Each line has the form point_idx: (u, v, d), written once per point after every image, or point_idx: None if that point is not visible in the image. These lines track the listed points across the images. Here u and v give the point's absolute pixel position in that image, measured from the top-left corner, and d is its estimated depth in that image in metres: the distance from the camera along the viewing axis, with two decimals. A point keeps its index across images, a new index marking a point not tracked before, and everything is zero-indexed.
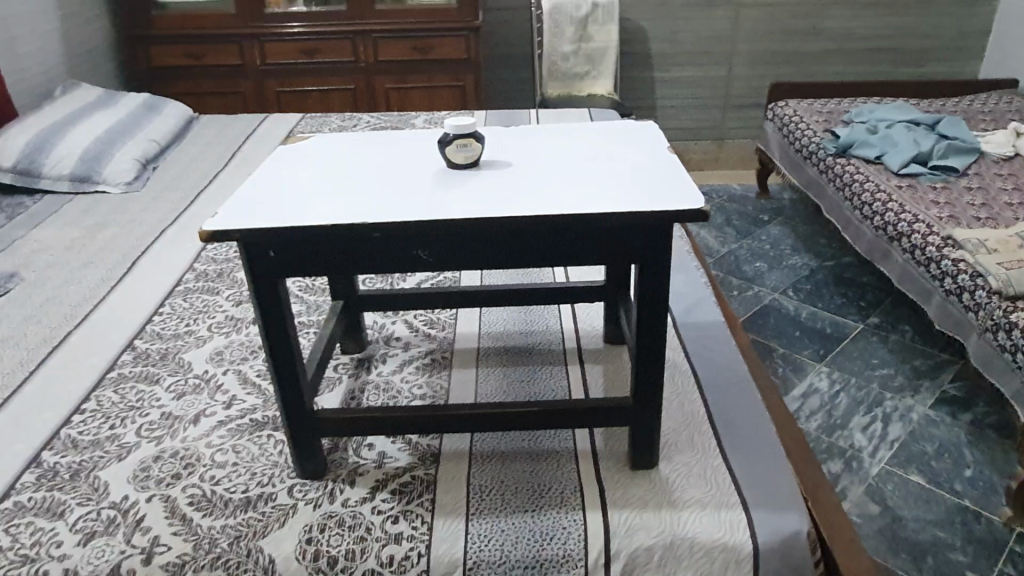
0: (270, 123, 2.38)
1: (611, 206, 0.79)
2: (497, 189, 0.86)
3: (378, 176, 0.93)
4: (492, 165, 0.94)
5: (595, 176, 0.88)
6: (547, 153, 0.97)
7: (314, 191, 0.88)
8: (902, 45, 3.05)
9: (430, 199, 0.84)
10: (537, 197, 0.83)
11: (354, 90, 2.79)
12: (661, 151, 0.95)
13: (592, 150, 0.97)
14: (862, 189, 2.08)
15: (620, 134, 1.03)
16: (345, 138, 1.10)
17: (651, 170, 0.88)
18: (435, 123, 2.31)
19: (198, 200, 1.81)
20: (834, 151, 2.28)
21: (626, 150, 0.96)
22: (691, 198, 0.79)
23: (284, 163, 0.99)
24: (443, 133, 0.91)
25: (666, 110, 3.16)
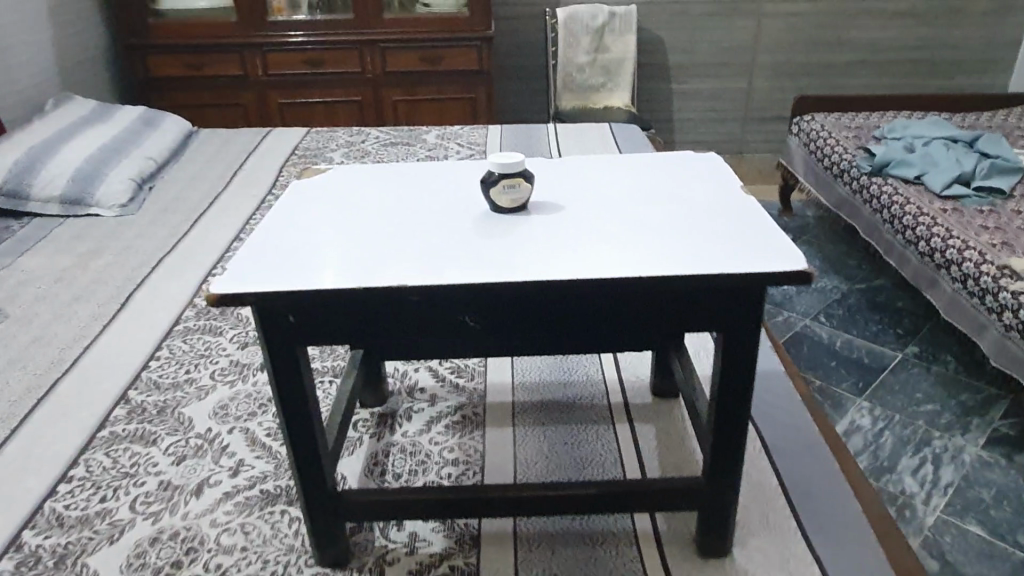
0: (274, 138, 2.25)
1: (693, 265, 0.67)
2: (553, 240, 0.74)
3: (411, 220, 0.80)
4: (542, 209, 0.82)
5: (666, 222, 0.76)
6: (604, 193, 0.85)
7: (338, 240, 0.76)
8: (929, 57, 2.95)
9: (475, 253, 0.71)
10: (602, 251, 0.71)
11: (360, 103, 2.67)
12: (736, 191, 0.82)
13: (655, 189, 0.85)
14: (903, 212, 1.97)
15: (682, 167, 0.91)
16: (368, 169, 0.97)
17: (731, 217, 0.76)
18: (449, 139, 2.19)
19: (199, 225, 1.68)
20: (870, 170, 2.17)
21: (695, 188, 0.84)
22: (790, 255, 0.67)
23: (301, 200, 0.87)
24: (487, 172, 0.79)
25: (684, 123, 3.05)
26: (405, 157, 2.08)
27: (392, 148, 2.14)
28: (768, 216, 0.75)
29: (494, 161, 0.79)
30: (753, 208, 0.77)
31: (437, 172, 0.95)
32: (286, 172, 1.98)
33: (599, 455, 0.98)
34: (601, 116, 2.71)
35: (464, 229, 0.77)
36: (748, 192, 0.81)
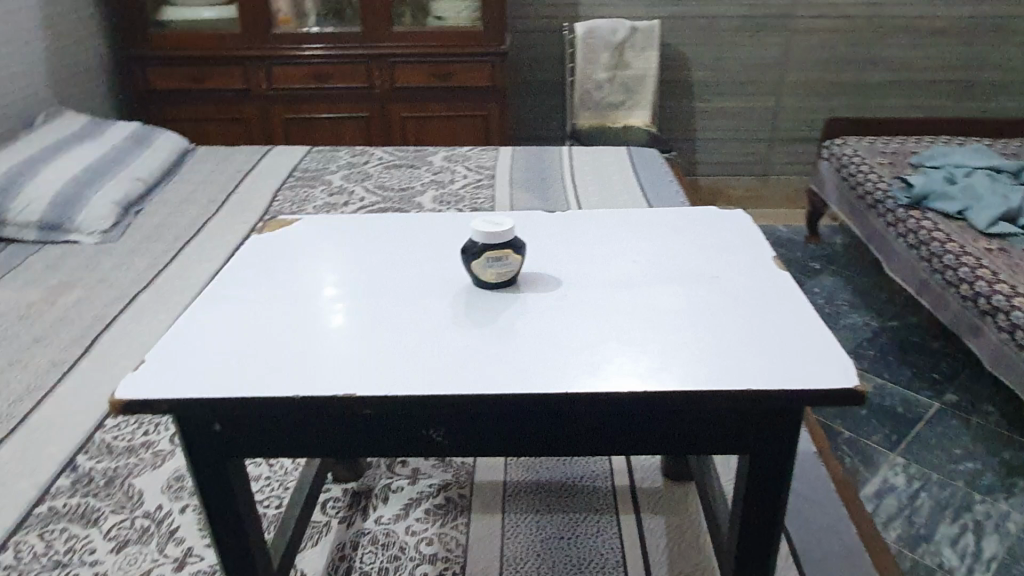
0: (271, 157, 2.14)
1: (714, 376, 0.54)
2: (542, 331, 0.62)
3: (376, 297, 0.68)
4: (531, 284, 0.69)
5: (681, 311, 0.64)
6: (608, 266, 0.72)
7: (283, 323, 0.64)
8: (970, 78, 2.77)
9: (448, 347, 0.60)
10: (604, 351, 0.58)
11: (368, 119, 2.56)
12: (769, 272, 0.70)
13: (669, 265, 0.72)
14: (944, 250, 1.81)
15: (703, 234, 0.79)
16: (332, 224, 0.85)
17: (763, 309, 0.64)
18: (456, 162, 2.07)
19: (181, 256, 1.58)
20: (907, 202, 2.01)
21: (718, 267, 0.71)
22: (841, 369, 0.54)
23: (246, 268, 0.75)
24: (469, 242, 0.67)
25: (707, 143, 2.90)
26: (408, 180, 1.96)
27: (395, 170, 2.02)
28: (811, 310, 0.63)
29: (479, 226, 0.67)
30: (792, 300, 0.65)
31: (419, 231, 0.83)
32: (281, 197, 1.87)
33: (599, 556, 0.85)
34: (620, 135, 2.57)
35: (436, 313, 0.65)
36: (784, 276, 0.69)
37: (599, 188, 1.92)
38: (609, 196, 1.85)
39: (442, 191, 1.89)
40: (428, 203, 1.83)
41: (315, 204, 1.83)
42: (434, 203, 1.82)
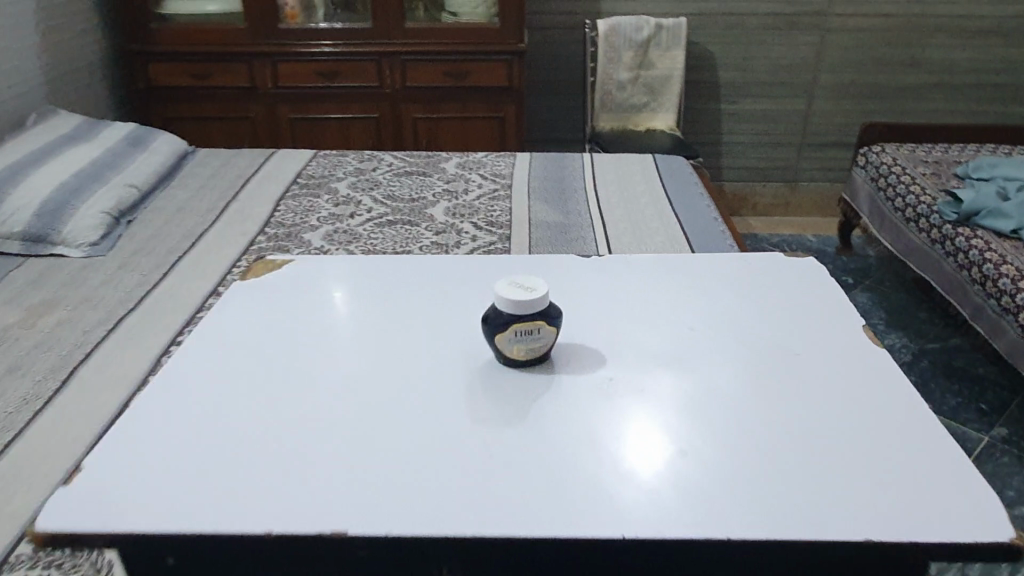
0: (274, 160, 2.02)
1: (860, 521, 0.57)
2: (680, 445, 0.64)
3: (486, 390, 0.70)
4: (646, 382, 0.71)
5: (807, 428, 0.66)
6: (717, 363, 0.74)
7: (411, 428, 0.66)
8: (1015, 82, 2.62)
9: (588, 465, 0.61)
10: (733, 478, 0.60)
11: (377, 120, 2.43)
12: (883, 379, 0.73)
13: (778, 365, 0.74)
14: (998, 273, 1.66)
15: (802, 326, 0.81)
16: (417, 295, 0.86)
17: (889, 430, 0.66)
18: (470, 169, 1.94)
19: (174, 272, 1.46)
20: (955, 218, 1.86)
21: (830, 370, 0.74)
22: (987, 516, 0.58)
23: (347, 351, 0.76)
24: (498, 313, 0.70)
25: (733, 147, 2.76)
26: (419, 189, 1.83)
27: (405, 178, 1.89)
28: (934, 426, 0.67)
29: (509, 296, 0.70)
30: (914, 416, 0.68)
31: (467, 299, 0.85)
32: (283, 206, 1.75)
33: None
34: (642, 138, 2.43)
35: (553, 414, 0.67)
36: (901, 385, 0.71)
37: (623, 199, 1.77)
38: (635, 207, 1.71)
39: (455, 202, 1.76)
40: (439, 215, 1.70)
41: (319, 215, 1.70)
42: (446, 216, 1.69)
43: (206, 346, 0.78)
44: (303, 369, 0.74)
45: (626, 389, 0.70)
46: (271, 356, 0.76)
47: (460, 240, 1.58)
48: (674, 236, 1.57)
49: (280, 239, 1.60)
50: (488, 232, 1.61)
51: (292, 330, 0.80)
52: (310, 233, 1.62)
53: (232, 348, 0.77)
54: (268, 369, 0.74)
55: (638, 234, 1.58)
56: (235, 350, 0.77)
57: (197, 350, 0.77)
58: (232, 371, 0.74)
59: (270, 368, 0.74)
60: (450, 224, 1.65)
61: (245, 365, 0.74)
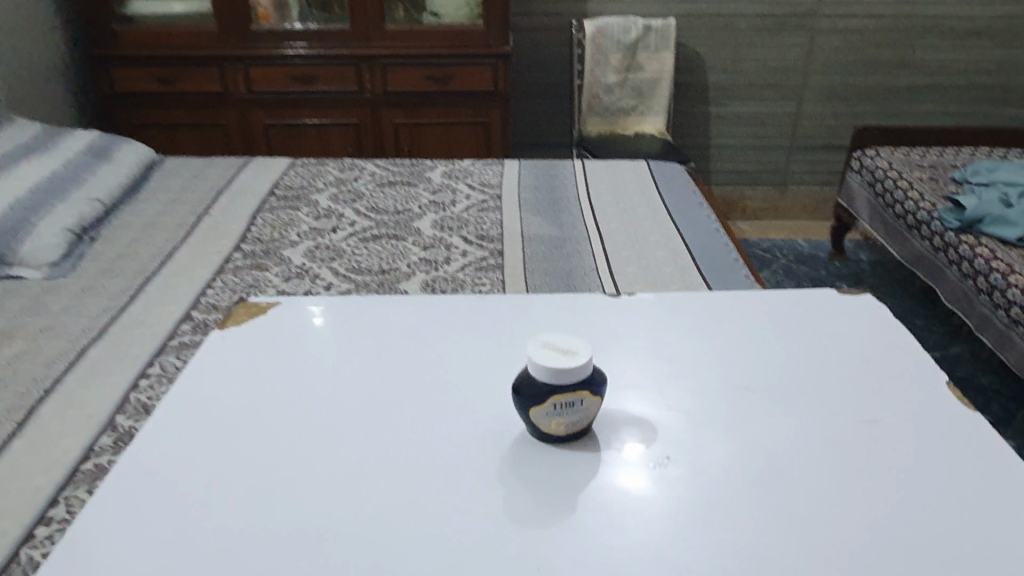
0: (249, 171, 1.91)
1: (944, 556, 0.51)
2: (754, 542, 0.52)
3: (520, 481, 0.58)
4: (704, 457, 0.59)
5: (905, 510, 0.54)
6: (782, 425, 0.62)
7: (423, 532, 0.54)
8: (1005, 83, 2.59)
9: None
10: (796, 515, 0.54)
11: (357, 126, 2.33)
12: (981, 441, 0.61)
13: (855, 424, 0.62)
14: (1006, 283, 1.61)
15: (875, 371, 0.69)
16: (420, 352, 0.74)
17: (1003, 509, 0.54)
18: (457, 178, 1.85)
19: (141, 294, 1.36)
20: (957, 226, 1.81)
21: (917, 428, 0.62)
22: None
23: (340, 428, 0.65)
24: (536, 381, 0.59)
25: (722, 151, 2.70)
26: (404, 201, 1.73)
27: (389, 188, 1.80)
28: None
29: (551, 361, 0.58)
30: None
31: (476, 331, 0.78)
32: (260, 220, 1.64)
33: None
34: (631, 143, 2.36)
35: (605, 511, 0.55)
36: (997, 443, 0.60)
37: (619, 209, 1.69)
38: (633, 218, 1.64)
39: (443, 214, 1.67)
40: (427, 228, 1.61)
41: (299, 229, 1.60)
42: (433, 229, 1.60)
43: (178, 424, 0.66)
44: (289, 455, 0.62)
45: (682, 469, 0.58)
46: (252, 438, 0.64)
47: (450, 256, 1.48)
48: (675, 248, 1.48)
49: (258, 257, 1.49)
50: (479, 247, 1.52)
51: (277, 403, 0.68)
52: (290, 249, 1.52)
53: (207, 427, 0.66)
54: (249, 455, 0.62)
55: (638, 247, 1.50)
56: (211, 430, 0.66)
57: (167, 430, 0.66)
58: (207, 460, 0.62)
59: (251, 454, 0.62)
60: (439, 238, 1.56)
61: (221, 452, 0.63)
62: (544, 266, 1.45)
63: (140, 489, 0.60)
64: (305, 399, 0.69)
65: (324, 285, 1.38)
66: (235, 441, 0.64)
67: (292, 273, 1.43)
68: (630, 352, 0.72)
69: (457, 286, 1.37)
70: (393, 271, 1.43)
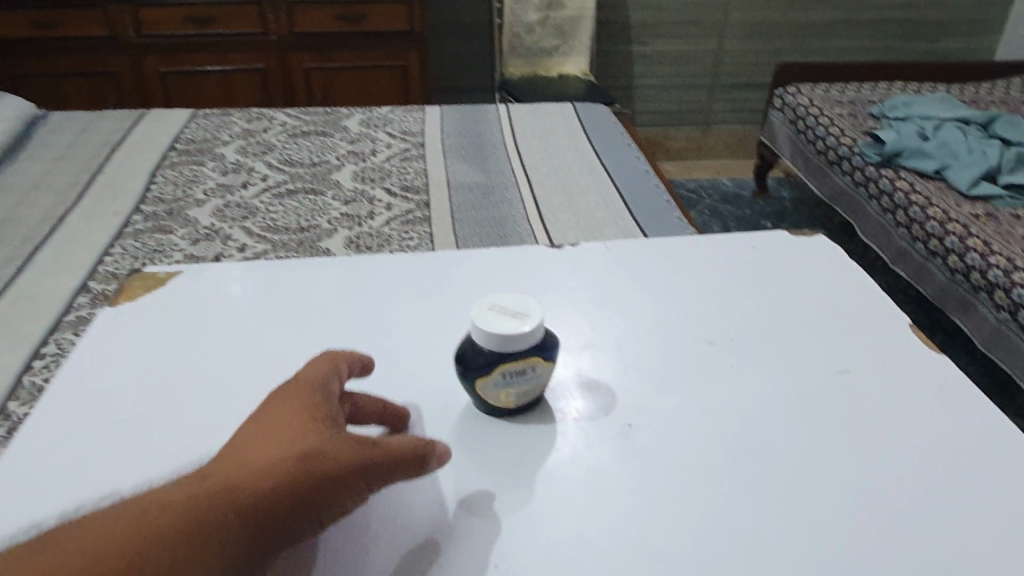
0: (144, 123, 1.74)
1: (914, 510, 0.49)
2: (737, 511, 0.49)
3: (474, 464, 0.53)
4: (671, 421, 0.55)
5: (871, 463, 0.52)
6: (748, 381, 0.59)
7: (375, 526, 0.49)
8: (917, 17, 2.63)
9: (631, 566, 0.45)
10: (761, 479, 0.51)
11: (264, 72, 2.17)
12: (942, 382, 0.59)
13: (813, 373, 0.60)
14: (925, 215, 1.64)
15: (832, 318, 0.67)
16: (351, 320, 0.68)
17: (966, 453, 0.53)
18: (375, 126, 1.74)
19: (29, 264, 1.22)
20: (878, 161, 1.83)
21: (887, 376, 0.60)
22: None
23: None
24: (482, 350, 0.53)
25: (645, 90, 2.66)
26: (320, 151, 1.62)
27: (302, 139, 1.67)
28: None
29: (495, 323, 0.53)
30: (1011, 435, 0.54)
31: (409, 293, 0.71)
32: (161, 178, 1.50)
33: None
34: (555, 85, 2.29)
35: (572, 491, 0.50)
36: (953, 383, 0.59)
37: (548, 154, 1.63)
38: (563, 162, 1.58)
39: (362, 164, 1.57)
40: (346, 180, 1.51)
41: (205, 187, 1.48)
42: (354, 181, 1.50)
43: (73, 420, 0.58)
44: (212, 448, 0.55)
45: (649, 436, 0.54)
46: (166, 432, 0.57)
47: (373, 210, 1.40)
48: (606, 192, 1.44)
49: (160, 219, 1.37)
50: (403, 199, 1.44)
51: (192, 392, 0.61)
52: (196, 209, 1.40)
53: (110, 424, 0.58)
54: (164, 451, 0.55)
55: (569, 193, 1.45)
56: (114, 426, 0.58)
57: (59, 430, 0.58)
58: (111, 464, 0.55)
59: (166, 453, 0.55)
60: (360, 191, 1.46)
61: (129, 452, 0.55)
62: (473, 216, 1.38)
63: (32, 502, 0.52)
64: (226, 386, 0.62)
65: (238, 246, 1.28)
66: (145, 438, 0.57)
67: (200, 234, 1.32)
68: (577, 309, 0.68)
69: (383, 242, 1.29)
70: (312, 228, 1.34)
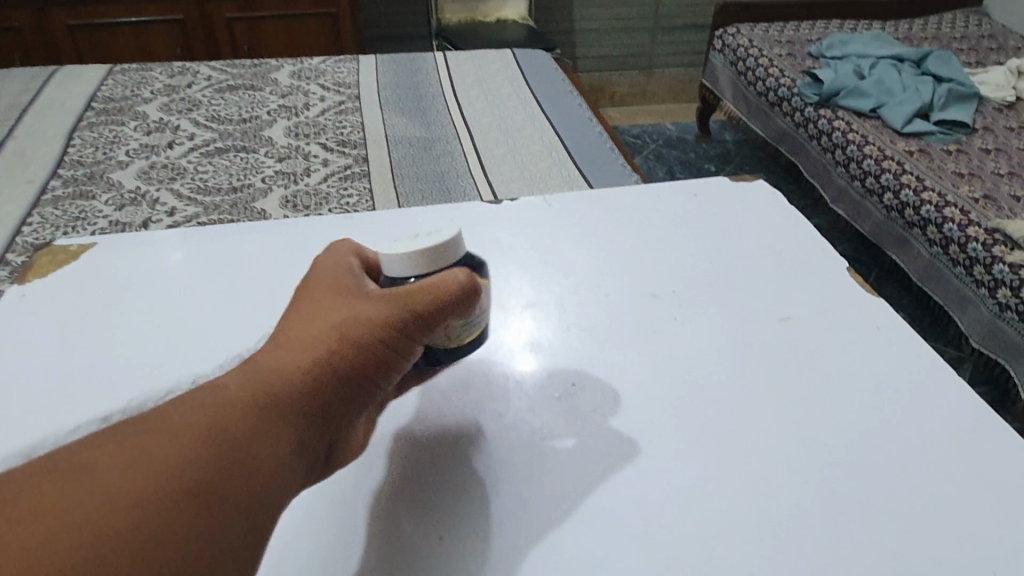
0: (55, 82, 1.63)
1: (858, 457, 0.49)
2: (680, 465, 0.49)
3: (415, 420, 0.53)
4: (616, 378, 0.55)
5: (813, 410, 0.53)
6: (692, 335, 0.59)
7: (336, 495, 0.48)
8: None
9: (581, 531, 0.45)
10: (706, 433, 0.51)
11: (184, 22, 2.06)
12: (881, 324, 0.60)
13: (761, 323, 0.60)
14: (861, 154, 1.66)
15: (773, 265, 0.67)
16: (284, 292, 0.65)
17: (906, 395, 0.54)
18: (307, 79, 1.66)
19: None
20: (816, 101, 1.83)
21: (827, 322, 0.60)
22: (968, 408, 0.53)
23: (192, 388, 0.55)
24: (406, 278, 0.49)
25: (586, 35, 2.62)
26: (249, 106, 1.55)
27: (229, 94, 1.59)
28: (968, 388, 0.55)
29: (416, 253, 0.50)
30: (944, 375, 0.55)
31: None
32: (78, 139, 1.42)
33: None
34: (493, 30, 2.23)
35: (522, 460, 0.49)
36: (889, 321, 0.60)
37: (488, 103, 1.58)
38: (504, 112, 1.54)
39: (295, 119, 1.51)
40: (279, 136, 1.44)
41: (127, 147, 1.40)
42: (287, 137, 1.44)
43: None
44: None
45: (594, 394, 0.54)
46: (79, 412, 0.54)
47: (309, 166, 1.35)
48: (550, 142, 1.41)
49: (80, 183, 1.29)
50: (340, 154, 1.39)
51: (110, 368, 0.58)
52: (118, 172, 1.33)
53: (15, 408, 0.54)
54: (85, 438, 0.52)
55: (512, 144, 1.42)
56: (20, 408, 0.54)
57: None
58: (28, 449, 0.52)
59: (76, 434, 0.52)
60: (294, 148, 1.41)
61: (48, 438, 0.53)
62: (414, 170, 1.34)
63: None
64: (145, 364, 0.58)
65: (166, 210, 1.22)
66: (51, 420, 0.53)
67: (125, 199, 1.25)
68: (517, 267, 0.66)
69: (322, 200, 1.25)
70: (246, 188, 1.28)
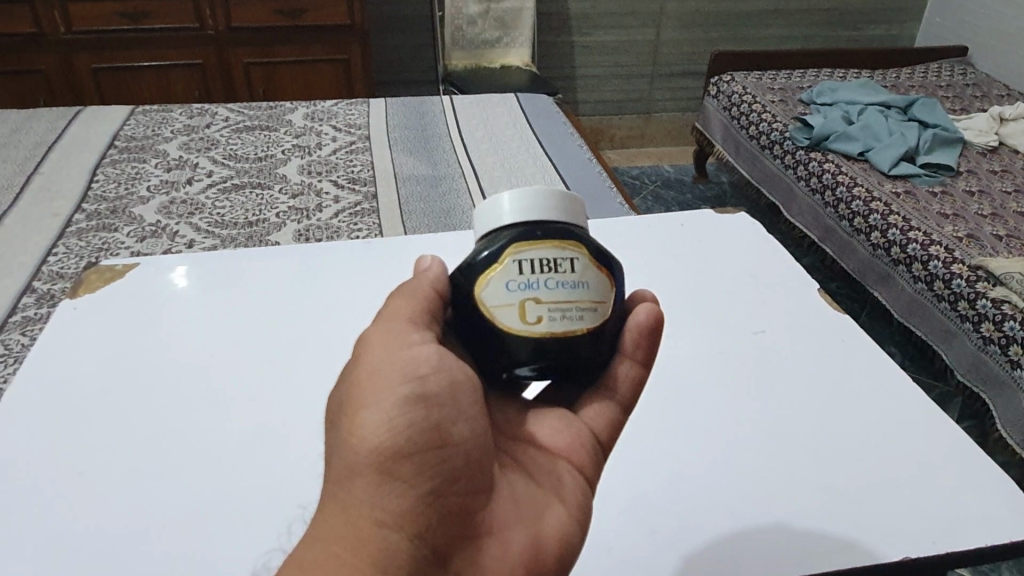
0: (80, 121, 1.71)
1: (821, 453, 0.58)
2: (678, 466, 0.58)
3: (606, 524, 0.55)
4: None
5: (787, 420, 0.61)
6: (681, 349, 0.68)
7: None
8: (841, 7, 2.74)
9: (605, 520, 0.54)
10: (702, 439, 0.60)
11: (202, 67, 2.15)
12: (849, 340, 0.70)
13: (744, 337, 0.70)
14: (848, 195, 1.73)
15: (753, 286, 0.76)
16: (295, 307, 0.78)
17: (871, 408, 0.62)
18: (320, 120, 1.75)
19: None
20: (807, 144, 1.92)
21: (798, 340, 0.69)
22: (930, 421, 0.61)
23: (224, 402, 0.66)
24: (517, 365, 0.46)
25: (587, 81, 2.72)
26: (265, 146, 1.62)
27: (245, 134, 1.67)
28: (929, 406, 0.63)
29: (473, 290, 0.47)
30: (907, 394, 0.64)
31: (346, 278, 0.83)
32: (101, 175, 1.49)
33: None
34: (498, 76, 2.32)
35: None
36: (859, 340, 0.69)
37: (492, 143, 1.66)
38: (508, 152, 1.62)
39: (308, 158, 1.58)
40: (292, 174, 1.51)
41: (148, 183, 1.47)
42: (301, 174, 1.51)
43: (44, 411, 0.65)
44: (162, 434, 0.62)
45: None
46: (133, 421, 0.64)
47: (321, 202, 1.41)
48: (550, 181, 1.48)
49: (103, 217, 1.35)
50: (351, 191, 1.45)
51: (149, 377, 0.69)
52: (140, 207, 1.39)
53: (70, 415, 0.64)
54: (131, 437, 0.62)
55: (515, 181, 1.49)
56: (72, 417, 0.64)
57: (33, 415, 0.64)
58: (82, 446, 0.62)
59: (127, 436, 0.62)
60: (308, 185, 1.48)
61: (96, 433, 0.63)
62: (421, 205, 1.41)
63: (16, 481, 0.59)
64: (178, 371, 0.69)
65: (186, 242, 1.28)
66: (104, 425, 0.63)
67: (146, 231, 1.32)
68: None
69: (333, 233, 1.31)
70: (261, 222, 1.35)
